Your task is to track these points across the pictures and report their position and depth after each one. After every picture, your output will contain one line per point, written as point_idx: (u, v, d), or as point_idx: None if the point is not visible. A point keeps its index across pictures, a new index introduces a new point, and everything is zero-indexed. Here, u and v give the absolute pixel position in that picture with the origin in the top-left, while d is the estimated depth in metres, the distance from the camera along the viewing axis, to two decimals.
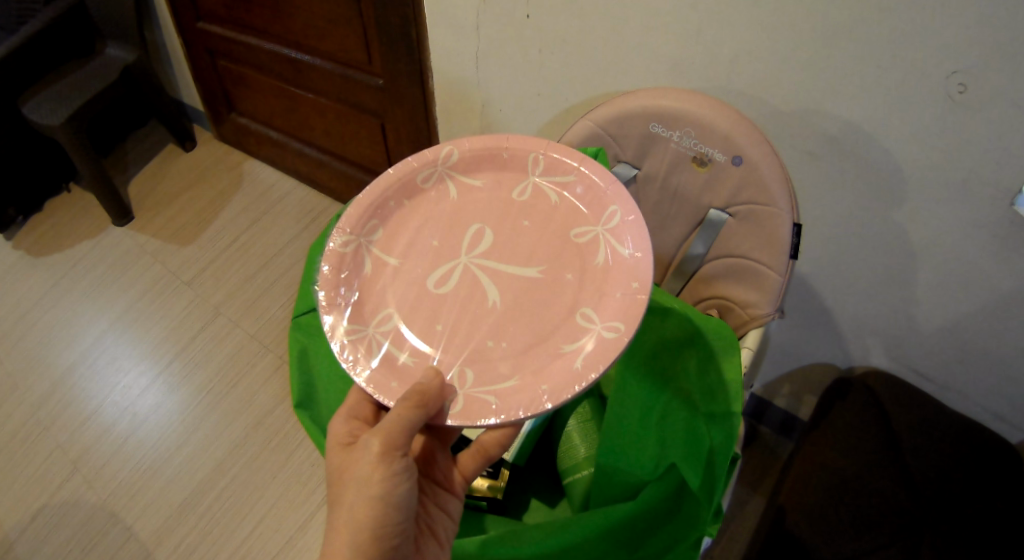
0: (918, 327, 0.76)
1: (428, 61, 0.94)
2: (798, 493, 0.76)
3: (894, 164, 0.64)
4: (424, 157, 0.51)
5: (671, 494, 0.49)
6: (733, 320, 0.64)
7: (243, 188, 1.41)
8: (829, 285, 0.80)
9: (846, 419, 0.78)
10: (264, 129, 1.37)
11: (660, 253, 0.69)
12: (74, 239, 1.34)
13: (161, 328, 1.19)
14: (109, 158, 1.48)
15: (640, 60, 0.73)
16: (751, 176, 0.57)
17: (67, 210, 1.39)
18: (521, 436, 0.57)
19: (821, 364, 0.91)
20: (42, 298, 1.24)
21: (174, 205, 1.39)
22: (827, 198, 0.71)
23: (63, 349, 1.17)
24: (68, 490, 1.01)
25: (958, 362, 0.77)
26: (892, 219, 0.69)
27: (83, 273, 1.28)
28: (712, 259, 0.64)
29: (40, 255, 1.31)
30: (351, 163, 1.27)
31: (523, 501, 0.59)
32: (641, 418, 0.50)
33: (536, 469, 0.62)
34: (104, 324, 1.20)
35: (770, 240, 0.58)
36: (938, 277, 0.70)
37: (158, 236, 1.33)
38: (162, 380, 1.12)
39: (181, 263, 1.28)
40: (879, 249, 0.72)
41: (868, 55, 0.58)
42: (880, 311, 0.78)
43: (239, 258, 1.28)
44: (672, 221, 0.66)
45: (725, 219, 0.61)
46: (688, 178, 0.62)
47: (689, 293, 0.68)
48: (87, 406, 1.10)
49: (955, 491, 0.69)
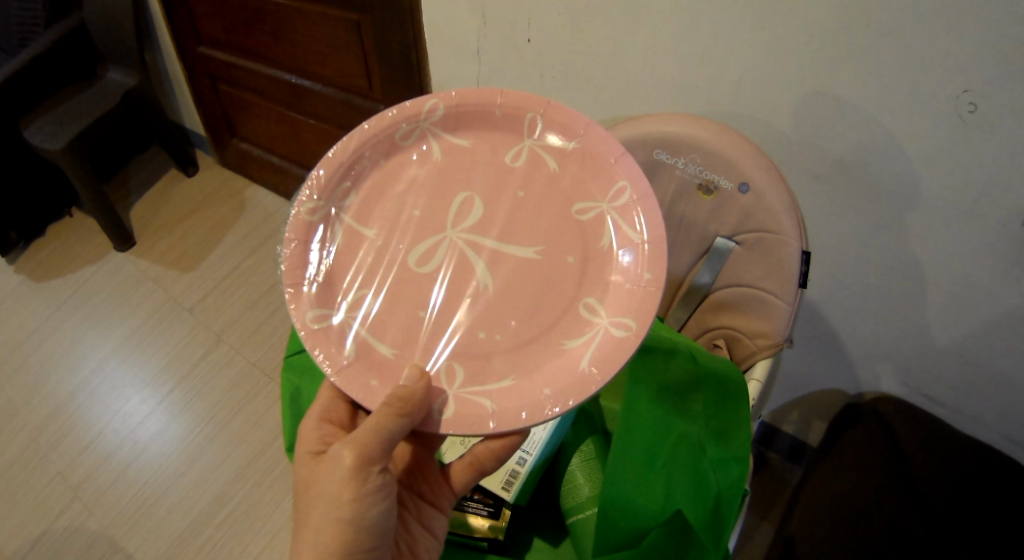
0: (925, 349, 0.75)
1: (429, 84, 0.93)
2: (805, 520, 0.75)
3: (900, 186, 0.63)
4: (409, 109, 0.48)
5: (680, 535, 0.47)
6: (741, 352, 0.62)
7: (247, 214, 1.41)
8: (837, 310, 0.79)
9: (856, 445, 0.77)
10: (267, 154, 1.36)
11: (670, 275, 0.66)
12: (75, 264, 1.34)
13: (162, 352, 1.19)
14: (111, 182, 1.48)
15: (645, 85, 0.72)
16: (757, 204, 0.56)
17: (69, 233, 1.39)
18: (522, 475, 0.55)
19: (830, 389, 0.89)
20: (42, 322, 1.24)
21: (176, 227, 1.39)
22: (834, 223, 0.70)
23: (64, 374, 1.17)
24: (69, 517, 1.00)
25: (970, 385, 0.75)
26: (899, 242, 0.67)
27: (84, 296, 1.28)
28: (718, 288, 0.63)
29: (43, 279, 1.31)
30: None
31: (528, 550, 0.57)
32: (644, 461, 0.48)
33: (540, 511, 0.60)
34: (106, 350, 1.19)
35: (777, 269, 0.57)
36: (947, 300, 0.68)
37: (160, 261, 1.33)
38: (164, 405, 1.12)
39: (182, 288, 1.28)
40: (887, 273, 0.71)
41: (874, 78, 0.57)
42: (888, 335, 0.77)
43: (240, 284, 1.28)
44: (678, 249, 0.64)
45: (732, 247, 0.60)
46: (693, 206, 0.61)
47: (696, 323, 0.66)
48: (88, 432, 1.09)
49: (971, 521, 0.67)
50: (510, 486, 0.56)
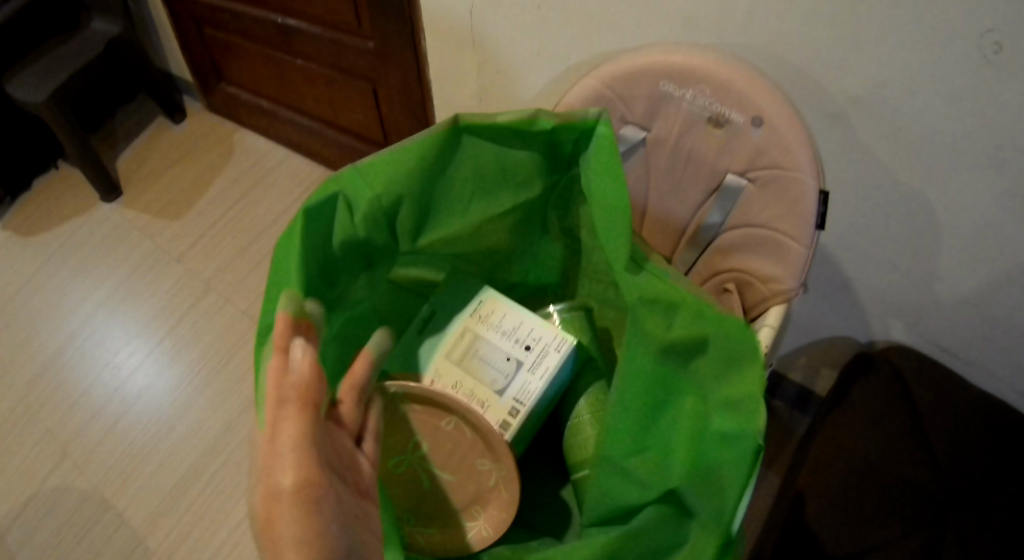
0: (939, 301, 0.72)
1: (420, 17, 0.89)
2: (816, 471, 0.74)
3: (918, 129, 0.60)
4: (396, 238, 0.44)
5: (677, 529, 0.39)
6: (752, 296, 0.58)
7: (235, 158, 1.37)
8: (849, 256, 0.75)
9: (868, 395, 0.76)
10: (255, 98, 1.33)
11: (674, 216, 0.64)
12: (60, 217, 1.31)
13: (151, 306, 1.16)
14: (98, 135, 1.43)
15: (649, 13, 0.68)
16: (771, 139, 0.53)
17: (57, 190, 1.36)
18: (526, 412, 0.49)
19: (841, 338, 0.86)
20: (31, 281, 1.22)
21: (164, 176, 1.36)
22: (848, 168, 0.67)
23: (53, 330, 1.14)
24: (59, 475, 0.99)
25: (985, 338, 0.73)
26: (915, 189, 0.64)
27: (71, 253, 1.25)
28: (727, 230, 0.59)
29: (30, 234, 1.29)
30: (347, 132, 1.23)
31: (527, 505, 0.54)
32: (641, 429, 0.45)
33: (536, 458, 0.58)
34: (93, 305, 1.17)
35: (792, 210, 0.54)
36: (963, 250, 0.66)
37: (148, 211, 1.30)
38: (155, 356, 1.10)
39: (171, 238, 1.25)
40: (902, 220, 0.68)
41: (895, 14, 0.53)
42: (903, 284, 0.74)
43: (232, 232, 1.25)
44: (685, 186, 0.61)
45: (743, 185, 0.57)
46: (702, 140, 0.58)
47: (703, 266, 0.62)
48: (77, 387, 1.07)
49: (978, 468, 0.68)
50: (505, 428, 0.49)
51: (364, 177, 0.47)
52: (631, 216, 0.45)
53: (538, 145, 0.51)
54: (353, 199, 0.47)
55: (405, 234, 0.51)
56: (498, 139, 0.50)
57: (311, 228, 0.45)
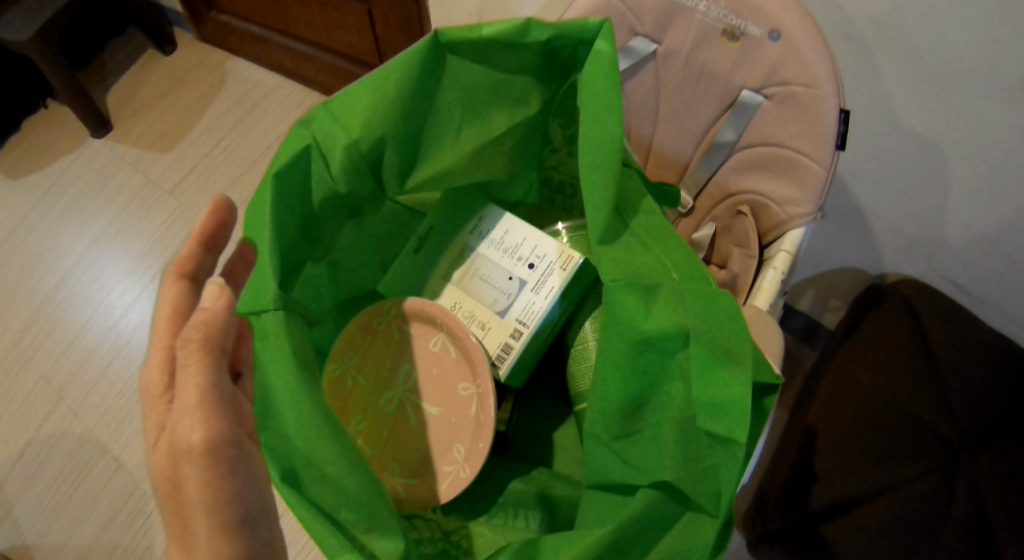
0: (953, 237, 0.70)
1: None
2: (825, 408, 0.75)
3: (939, 53, 0.56)
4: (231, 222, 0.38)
5: (666, 507, 0.37)
6: (767, 221, 0.56)
7: (228, 85, 1.22)
8: (863, 186, 0.72)
9: (880, 333, 0.75)
10: (243, 22, 1.17)
11: (676, 161, 0.63)
12: (50, 157, 1.21)
13: (139, 239, 1.10)
14: (87, 70, 1.28)
15: None
16: (788, 54, 0.50)
17: (45, 128, 1.25)
18: (520, 346, 0.46)
19: (850, 271, 0.84)
20: (23, 222, 1.15)
21: (156, 107, 1.22)
22: (867, 93, 0.64)
23: (42, 270, 1.10)
24: (56, 419, 0.98)
25: (998, 276, 0.70)
26: (934, 118, 0.61)
27: (63, 190, 1.17)
28: (742, 149, 0.57)
29: (17, 177, 1.20)
30: (341, 55, 1.08)
31: (533, 438, 0.53)
32: (624, 414, 0.39)
33: (540, 384, 0.56)
34: (87, 241, 1.11)
35: (809, 129, 0.51)
36: (979, 183, 0.63)
37: (139, 142, 1.19)
38: (146, 294, 1.05)
39: (160, 171, 1.16)
40: (917, 150, 0.65)
41: None
42: (915, 219, 0.71)
43: (221, 162, 1.14)
44: (697, 103, 0.58)
45: (759, 101, 0.54)
46: (716, 53, 0.54)
47: (715, 187, 0.61)
48: (71, 327, 1.05)
49: (987, 408, 0.68)
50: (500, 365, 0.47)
51: (336, 119, 0.43)
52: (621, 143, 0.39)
53: (532, 54, 0.44)
54: (326, 145, 0.44)
55: (392, 173, 0.47)
56: (483, 54, 0.44)
57: (284, 186, 0.42)
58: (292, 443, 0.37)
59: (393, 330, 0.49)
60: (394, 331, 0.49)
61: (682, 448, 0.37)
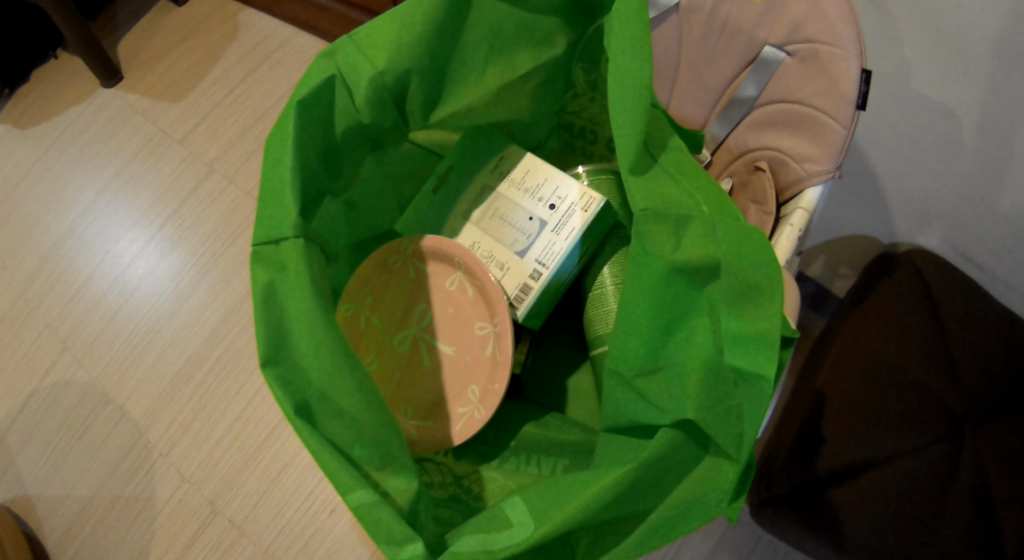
0: (964, 210, 0.70)
1: None
2: (833, 367, 0.76)
3: (957, 21, 0.56)
4: None
5: (688, 451, 0.37)
6: (787, 176, 0.56)
7: (239, 38, 1.20)
8: (877, 154, 0.72)
9: (888, 298, 0.76)
10: None
11: (691, 117, 0.63)
12: (58, 108, 1.19)
13: (149, 191, 1.09)
14: (99, 21, 1.26)
15: None
16: (812, 11, 0.50)
17: (52, 81, 1.22)
18: (540, 288, 0.45)
19: (862, 237, 0.84)
20: (30, 172, 1.15)
21: (166, 58, 1.21)
22: (887, 58, 0.64)
23: (51, 219, 1.10)
24: (59, 371, 0.98)
25: (1007, 250, 0.71)
26: (949, 87, 0.61)
27: (71, 141, 1.16)
28: (762, 104, 0.57)
29: (27, 126, 1.19)
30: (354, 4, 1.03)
31: (548, 383, 0.53)
32: (648, 353, 0.38)
33: (555, 328, 0.56)
34: (94, 191, 1.11)
35: (830, 86, 0.51)
36: (988, 156, 0.63)
37: (149, 94, 1.18)
38: (154, 245, 1.05)
39: (171, 121, 1.15)
40: (931, 120, 0.65)
41: None
42: (925, 189, 0.71)
43: (232, 114, 1.13)
44: (720, 55, 0.58)
45: (782, 58, 0.53)
46: (742, 7, 0.54)
47: (734, 142, 0.61)
48: (79, 275, 1.05)
49: (993, 383, 0.68)
50: (517, 305, 0.46)
51: (359, 49, 0.43)
52: (651, 80, 0.38)
53: None
54: (350, 78, 0.43)
55: (416, 108, 0.47)
56: None
57: (307, 114, 0.41)
58: (308, 377, 0.38)
59: (409, 269, 0.49)
60: (410, 272, 0.49)
61: (708, 388, 0.36)
